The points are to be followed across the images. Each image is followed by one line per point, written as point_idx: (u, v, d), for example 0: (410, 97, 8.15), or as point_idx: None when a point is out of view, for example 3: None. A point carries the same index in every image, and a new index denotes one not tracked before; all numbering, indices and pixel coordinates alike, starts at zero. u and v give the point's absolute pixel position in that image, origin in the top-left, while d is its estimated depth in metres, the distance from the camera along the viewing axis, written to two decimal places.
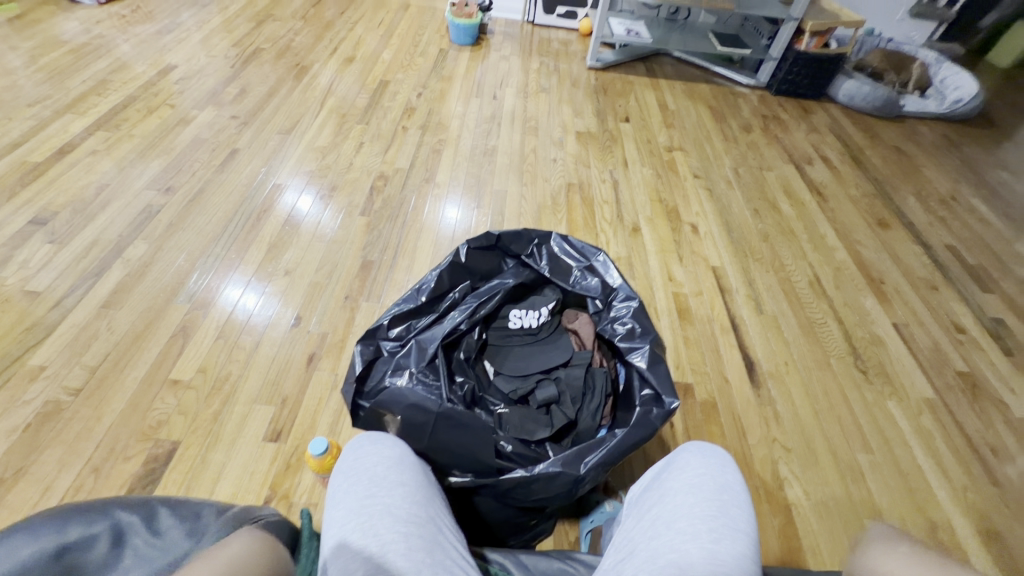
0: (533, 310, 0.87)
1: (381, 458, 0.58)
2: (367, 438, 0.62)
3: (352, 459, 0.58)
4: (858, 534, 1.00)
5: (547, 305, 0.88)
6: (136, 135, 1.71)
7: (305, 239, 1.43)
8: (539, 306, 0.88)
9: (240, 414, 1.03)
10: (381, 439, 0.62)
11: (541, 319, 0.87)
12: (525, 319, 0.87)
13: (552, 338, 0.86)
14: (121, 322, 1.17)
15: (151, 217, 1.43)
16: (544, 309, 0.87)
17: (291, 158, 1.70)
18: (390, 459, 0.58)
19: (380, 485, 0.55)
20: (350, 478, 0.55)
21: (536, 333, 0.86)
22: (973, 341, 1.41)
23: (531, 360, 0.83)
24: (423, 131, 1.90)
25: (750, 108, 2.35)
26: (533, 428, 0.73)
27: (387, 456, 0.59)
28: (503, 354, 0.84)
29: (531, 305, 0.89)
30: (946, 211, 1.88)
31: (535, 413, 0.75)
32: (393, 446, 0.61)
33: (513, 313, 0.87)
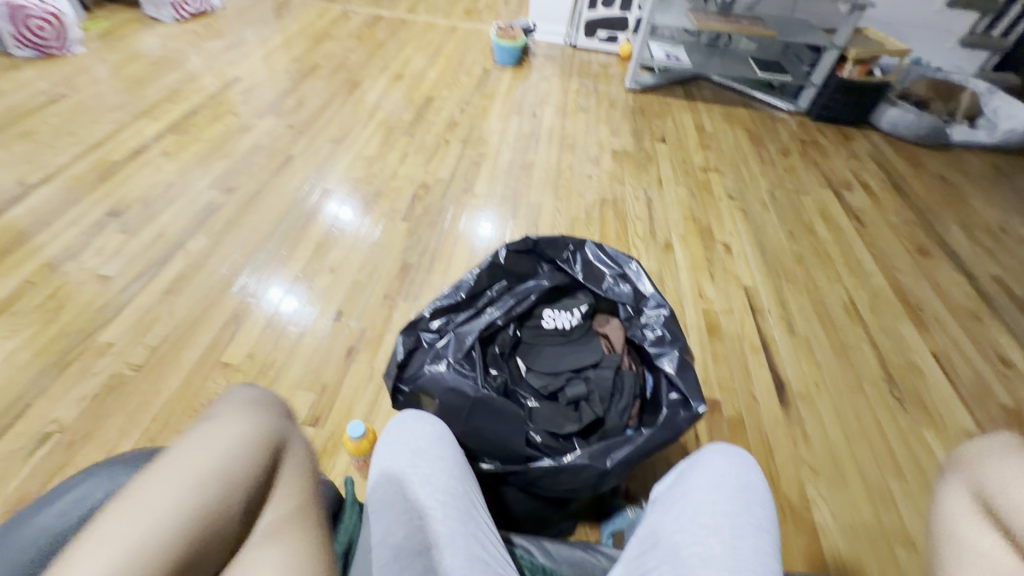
0: (566, 311, 0.91)
1: (422, 435, 0.64)
2: (410, 414, 0.67)
3: (397, 432, 0.64)
4: (889, 562, 0.97)
5: (579, 308, 0.91)
6: (202, 140, 1.85)
7: (349, 240, 1.52)
8: (572, 308, 0.92)
9: (282, 398, 1.10)
10: (422, 416, 0.67)
11: (573, 321, 0.90)
12: (558, 320, 0.90)
13: (583, 339, 0.89)
14: (181, 307, 1.26)
15: (212, 213, 1.55)
16: (576, 312, 0.91)
17: (340, 166, 1.81)
18: (431, 436, 0.64)
19: (421, 458, 0.61)
20: (395, 450, 0.61)
21: (568, 334, 0.89)
22: (1020, 375, 1.36)
23: (563, 359, 0.86)
24: (464, 145, 1.98)
25: (789, 133, 2.35)
26: (562, 422, 0.76)
27: (428, 433, 0.64)
28: (536, 352, 0.87)
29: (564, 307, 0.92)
30: (995, 242, 1.82)
31: (564, 410, 0.79)
32: (432, 424, 0.67)
33: (547, 313, 0.90)
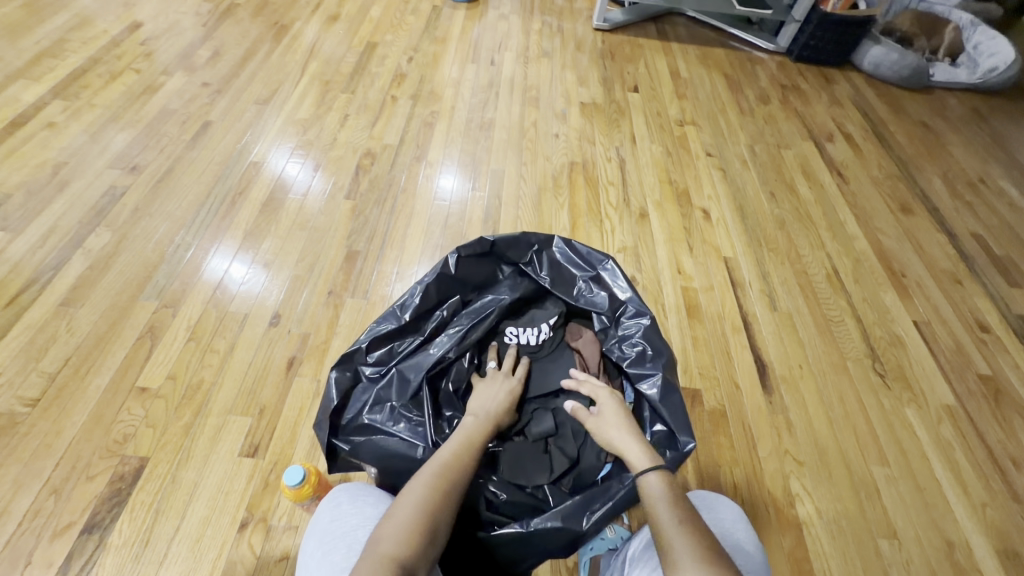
0: (533, 327, 0.78)
1: (362, 519, 0.54)
2: (348, 492, 0.58)
3: (330, 520, 0.55)
4: (871, 555, 0.96)
5: (547, 321, 0.79)
6: (98, 105, 1.55)
7: (284, 226, 1.31)
8: (539, 322, 0.79)
9: (214, 426, 0.96)
10: (362, 495, 0.58)
11: (540, 338, 0.78)
12: (523, 337, 0.78)
13: (552, 360, 0.77)
14: (84, 321, 1.07)
15: (115, 200, 1.31)
16: (545, 325, 0.78)
17: (269, 132, 1.56)
18: (372, 519, 0.55)
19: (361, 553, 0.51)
20: (330, 542, 0.52)
21: (536, 352, 0.77)
22: (997, 340, 1.34)
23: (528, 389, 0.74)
24: (414, 101, 1.74)
25: (768, 76, 2.18)
26: (530, 470, 0.67)
27: (368, 516, 0.55)
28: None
29: (529, 321, 0.80)
30: (973, 194, 1.77)
31: (533, 452, 0.69)
32: (376, 502, 0.57)
33: (509, 331, 0.78)
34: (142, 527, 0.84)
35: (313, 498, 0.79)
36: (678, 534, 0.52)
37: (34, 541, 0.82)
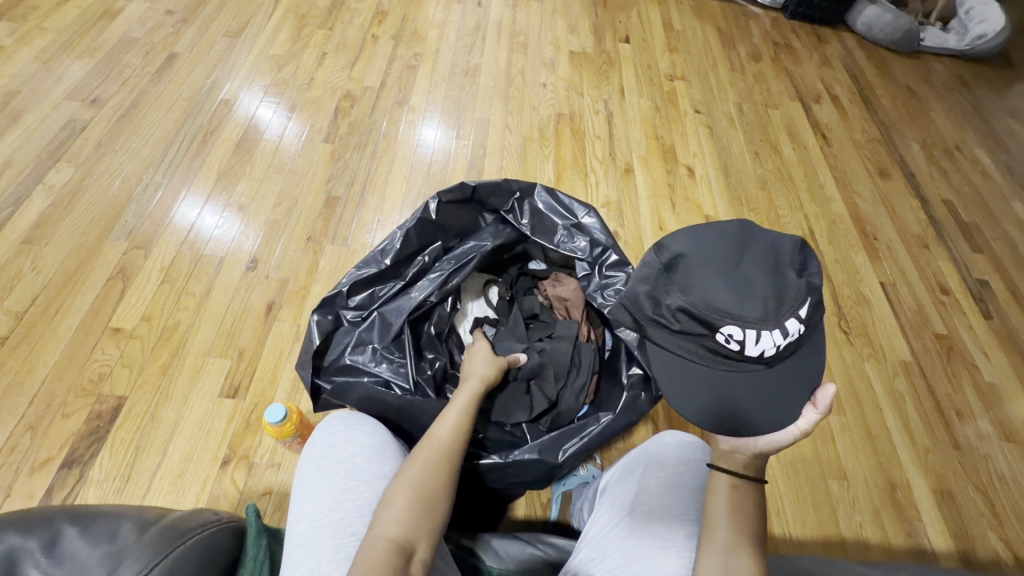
0: (769, 331, 0.55)
1: (358, 447, 0.57)
2: (343, 422, 0.60)
3: (327, 447, 0.57)
4: (821, 494, 1.04)
5: (796, 318, 0.56)
6: (50, 29, 1.43)
7: (260, 168, 1.27)
8: (780, 322, 0.55)
9: (192, 367, 0.95)
10: (358, 424, 0.60)
11: (766, 352, 0.55)
12: (748, 346, 0.55)
13: (773, 376, 0.57)
14: (50, 260, 1.03)
15: (76, 134, 1.24)
16: (788, 327, 0.55)
17: (242, 68, 1.47)
18: (368, 448, 0.57)
19: (357, 478, 0.54)
20: (326, 466, 0.55)
21: (768, 362, 0.56)
22: (956, 303, 1.40)
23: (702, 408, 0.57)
24: (396, 42, 1.66)
25: (761, 32, 2.13)
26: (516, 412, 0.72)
27: (365, 445, 0.58)
28: (662, 366, 0.59)
29: (767, 311, 0.55)
30: (949, 161, 1.80)
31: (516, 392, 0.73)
32: (372, 432, 0.60)
33: (731, 334, 0.55)
34: (123, 463, 0.85)
35: (295, 436, 0.81)
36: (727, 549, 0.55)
37: (12, 476, 0.82)
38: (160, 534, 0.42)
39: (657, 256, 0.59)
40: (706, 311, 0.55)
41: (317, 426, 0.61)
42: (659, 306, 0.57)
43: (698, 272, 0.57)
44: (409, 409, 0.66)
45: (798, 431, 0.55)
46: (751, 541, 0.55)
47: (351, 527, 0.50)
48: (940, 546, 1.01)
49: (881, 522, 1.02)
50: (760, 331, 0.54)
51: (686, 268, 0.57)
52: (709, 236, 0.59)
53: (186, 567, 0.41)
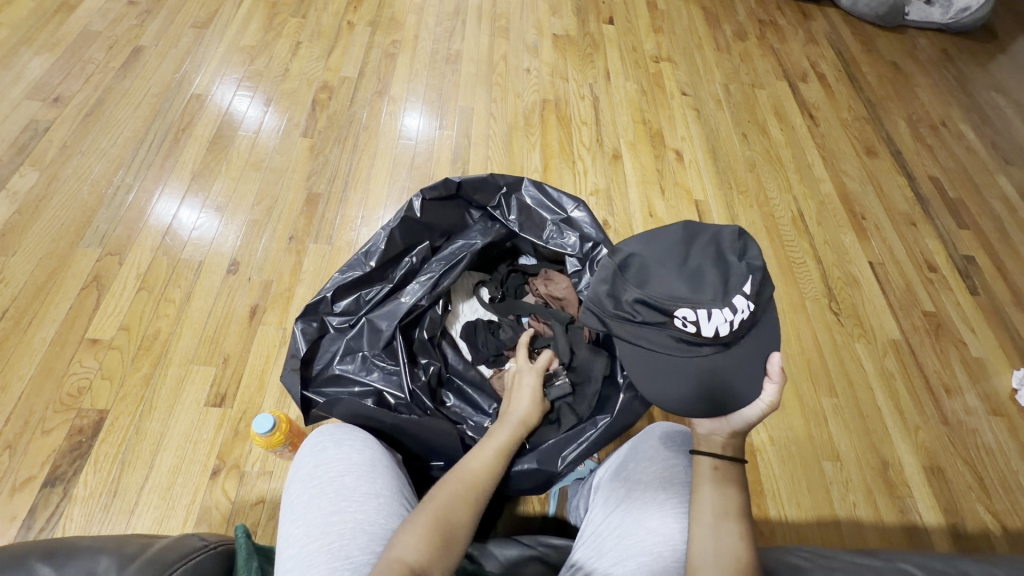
0: (720, 310, 0.58)
1: (347, 465, 0.56)
2: (331, 437, 0.59)
3: (315, 466, 0.55)
4: (815, 475, 1.04)
5: (743, 297, 0.59)
6: (4, 24, 1.36)
7: (236, 166, 1.22)
8: (728, 299, 0.58)
9: (176, 376, 0.93)
10: (347, 439, 0.59)
11: (721, 331, 0.58)
12: (704, 327, 0.58)
13: (732, 357, 0.59)
14: (20, 270, 0.99)
15: (39, 136, 1.18)
16: (739, 305, 0.58)
17: (212, 60, 1.41)
18: (358, 465, 0.56)
19: (347, 498, 0.52)
20: (315, 487, 0.53)
21: (727, 342, 0.59)
22: (943, 280, 1.41)
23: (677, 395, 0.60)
24: (373, 29, 1.60)
25: (746, 10, 2.10)
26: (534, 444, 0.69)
27: (354, 462, 0.56)
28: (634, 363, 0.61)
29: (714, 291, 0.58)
30: (935, 137, 1.80)
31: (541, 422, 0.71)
32: (361, 447, 0.58)
33: (686, 318, 0.58)
34: (108, 478, 0.83)
35: (286, 445, 0.79)
36: (714, 530, 0.54)
37: None
38: (141, 570, 0.40)
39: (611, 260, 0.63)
40: (660, 298, 0.59)
41: (305, 443, 0.60)
42: (619, 302, 0.60)
43: (648, 267, 0.61)
44: (402, 425, 0.63)
45: (766, 404, 0.58)
46: (739, 522, 0.55)
47: (343, 550, 0.48)
48: (931, 521, 1.03)
49: (874, 501, 1.04)
50: (711, 310, 0.58)
51: (636, 266, 0.62)
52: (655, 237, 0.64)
53: None
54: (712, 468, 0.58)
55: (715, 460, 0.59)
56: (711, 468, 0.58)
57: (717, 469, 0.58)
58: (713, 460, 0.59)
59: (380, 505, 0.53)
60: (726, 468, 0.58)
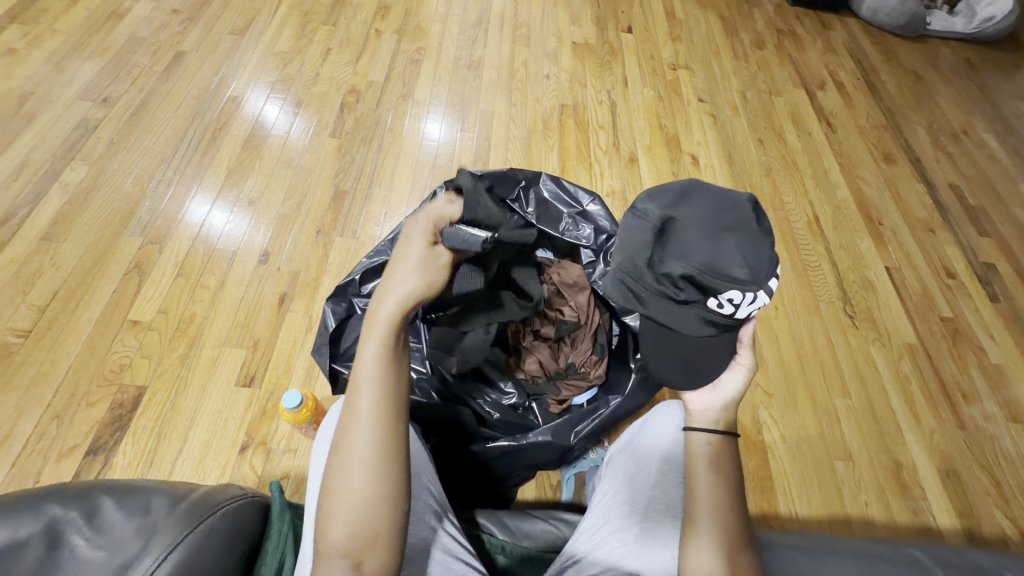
0: (756, 296, 0.59)
1: None
2: None
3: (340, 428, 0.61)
4: (827, 473, 1.05)
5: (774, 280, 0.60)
6: (60, 31, 1.46)
7: (268, 163, 1.29)
8: (767, 283, 0.59)
9: (209, 358, 0.98)
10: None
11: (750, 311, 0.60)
12: (738, 310, 0.60)
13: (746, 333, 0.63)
14: (69, 256, 1.06)
15: (88, 133, 1.26)
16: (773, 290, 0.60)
17: (248, 65, 1.49)
18: None
19: None
20: None
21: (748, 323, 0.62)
22: (961, 286, 1.40)
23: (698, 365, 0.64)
24: (400, 36, 1.67)
25: (765, 19, 2.12)
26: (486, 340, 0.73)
27: None
28: (659, 338, 0.64)
29: (756, 272, 0.58)
30: (956, 145, 1.79)
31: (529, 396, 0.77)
32: None
33: (726, 299, 0.58)
34: (146, 449, 0.88)
35: (311, 422, 0.84)
36: (709, 503, 0.57)
37: (41, 462, 0.85)
38: (191, 508, 0.42)
39: (651, 223, 0.60)
40: (706, 276, 0.58)
41: (329, 413, 0.64)
42: (659, 276, 0.60)
43: (690, 236, 0.59)
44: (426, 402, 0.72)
45: (744, 367, 0.63)
46: (733, 495, 0.58)
47: None
48: (945, 524, 1.03)
49: (886, 501, 1.04)
50: (754, 295, 0.59)
51: (675, 235, 0.60)
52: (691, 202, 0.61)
53: (215, 540, 0.42)
54: (709, 445, 0.61)
55: (712, 436, 0.61)
56: (706, 444, 0.61)
57: (712, 445, 0.61)
58: (709, 436, 0.61)
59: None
60: (721, 444, 0.61)
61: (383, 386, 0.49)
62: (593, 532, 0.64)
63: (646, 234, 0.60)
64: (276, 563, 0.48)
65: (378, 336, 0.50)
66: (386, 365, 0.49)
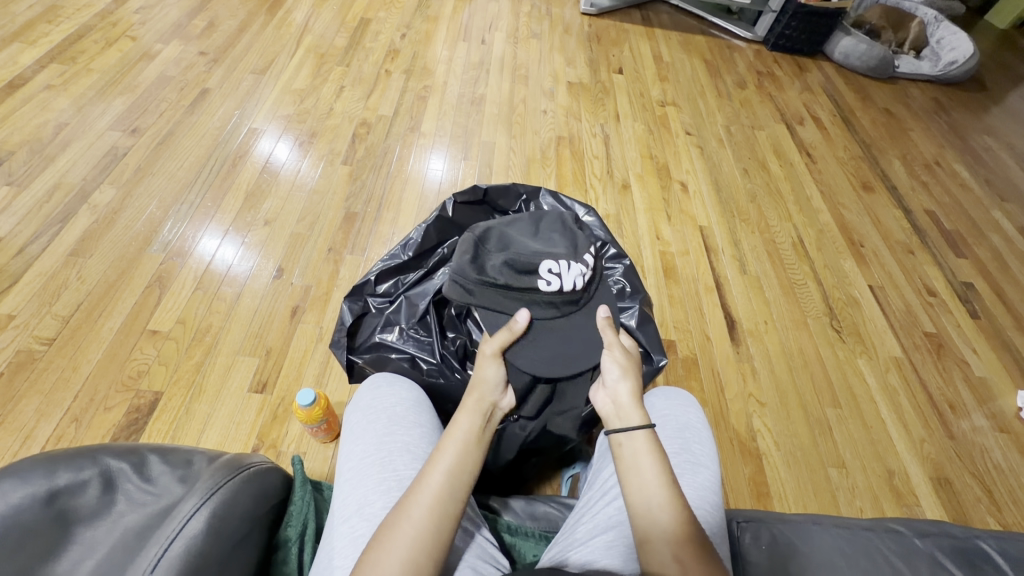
0: (570, 271, 0.71)
1: (399, 401, 0.68)
2: (385, 380, 0.71)
3: (372, 399, 0.68)
4: (821, 480, 1.07)
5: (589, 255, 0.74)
6: (95, 70, 1.58)
7: (284, 189, 1.37)
8: (582, 258, 0.73)
9: (223, 365, 1.02)
10: (397, 381, 0.71)
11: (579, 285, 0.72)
12: (567, 281, 0.71)
13: (576, 315, 0.72)
14: (94, 270, 1.12)
15: (117, 160, 1.35)
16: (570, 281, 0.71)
17: (266, 101, 1.60)
18: (405, 401, 0.68)
19: (398, 424, 0.65)
20: (372, 415, 0.66)
21: (572, 295, 0.72)
22: (942, 304, 1.47)
23: (588, 343, 0.72)
24: (407, 76, 1.80)
25: (746, 62, 2.29)
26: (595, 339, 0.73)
27: (403, 398, 0.69)
28: (547, 343, 0.70)
29: (572, 251, 0.73)
30: (929, 175, 1.91)
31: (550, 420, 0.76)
32: (409, 389, 0.71)
33: (560, 268, 0.70)
34: None
35: (322, 420, 0.89)
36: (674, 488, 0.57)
37: None
38: (227, 463, 0.48)
39: (525, 227, 0.75)
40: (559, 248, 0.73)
41: (364, 382, 0.73)
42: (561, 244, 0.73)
43: (509, 237, 0.72)
44: (433, 386, 0.78)
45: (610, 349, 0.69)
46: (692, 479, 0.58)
47: (390, 469, 0.59)
48: None
49: (880, 506, 1.06)
50: (569, 266, 0.71)
51: (494, 237, 0.72)
52: (520, 215, 0.77)
53: (249, 493, 0.47)
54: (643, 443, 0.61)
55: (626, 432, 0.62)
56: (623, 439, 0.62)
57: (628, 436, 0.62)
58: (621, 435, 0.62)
59: (419, 437, 0.64)
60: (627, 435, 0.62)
61: (463, 462, 0.56)
62: (587, 510, 0.66)
63: (526, 225, 0.75)
64: (298, 526, 0.55)
65: (475, 419, 0.60)
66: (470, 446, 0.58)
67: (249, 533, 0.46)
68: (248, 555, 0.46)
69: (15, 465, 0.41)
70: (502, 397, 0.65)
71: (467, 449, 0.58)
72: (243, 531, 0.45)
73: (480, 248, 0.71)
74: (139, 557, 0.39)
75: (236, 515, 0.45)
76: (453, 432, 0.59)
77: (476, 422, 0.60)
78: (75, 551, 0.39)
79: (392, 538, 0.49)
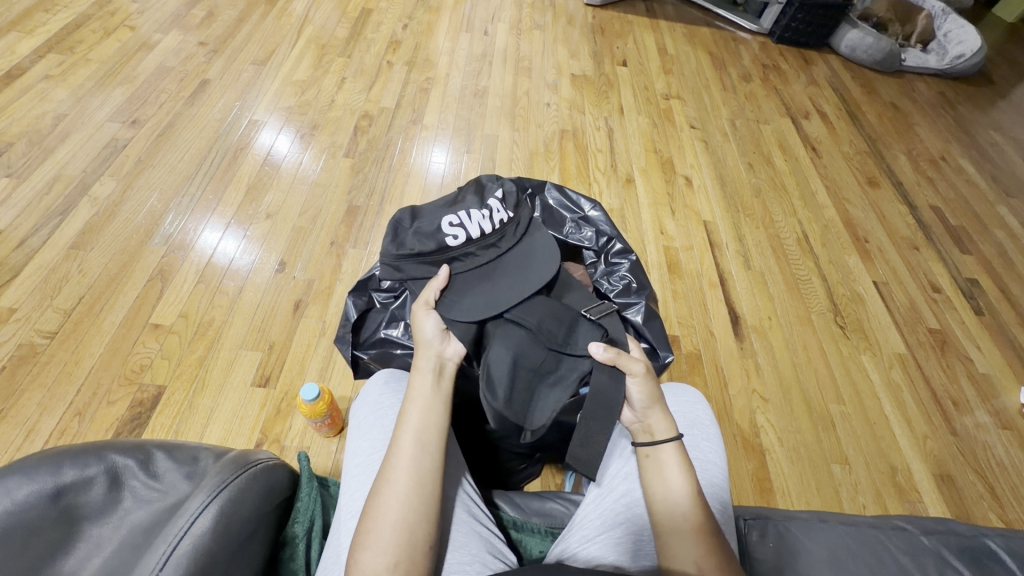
0: (478, 216, 0.72)
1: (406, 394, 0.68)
2: (393, 375, 0.71)
3: (380, 393, 0.68)
4: (824, 476, 1.08)
5: (495, 194, 0.76)
6: (93, 60, 1.56)
7: (285, 182, 1.35)
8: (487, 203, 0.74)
9: (226, 359, 1.02)
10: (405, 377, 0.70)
11: (495, 224, 0.73)
12: (474, 226, 0.71)
13: (503, 257, 0.72)
14: (94, 264, 1.11)
15: (117, 153, 1.33)
16: (485, 225, 0.72)
17: (267, 94, 1.58)
18: None
19: None
20: (381, 410, 0.65)
21: (490, 237, 0.72)
22: (947, 300, 1.46)
23: (522, 280, 0.70)
24: (410, 68, 1.78)
25: (751, 55, 2.27)
26: (537, 265, 0.71)
27: None
28: (480, 290, 0.69)
29: (479, 202, 0.75)
30: (935, 170, 1.89)
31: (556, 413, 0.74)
32: None
33: (465, 216, 0.72)
34: None
35: (325, 415, 0.89)
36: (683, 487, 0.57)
37: None
38: (233, 460, 0.47)
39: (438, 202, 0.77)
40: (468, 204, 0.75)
41: (372, 376, 0.72)
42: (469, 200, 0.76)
43: (419, 213, 0.74)
44: None
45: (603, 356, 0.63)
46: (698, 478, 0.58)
47: None
48: None
49: (883, 502, 1.06)
50: (473, 213, 0.72)
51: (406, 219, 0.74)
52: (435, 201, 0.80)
53: (254, 491, 0.46)
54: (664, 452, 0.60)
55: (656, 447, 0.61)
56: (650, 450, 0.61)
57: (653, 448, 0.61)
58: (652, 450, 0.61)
59: None
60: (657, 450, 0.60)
61: (427, 426, 0.57)
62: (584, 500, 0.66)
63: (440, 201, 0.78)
64: (306, 523, 0.55)
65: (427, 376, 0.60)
66: (430, 409, 0.58)
67: (256, 529, 0.46)
68: (254, 552, 0.46)
69: (19, 464, 0.40)
70: (444, 345, 0.63)
71: (428, 410, 0.58)
72: (248, 529, 0.45)
73: (393, 228, 0.73)
74: (146, 554, 0.39)
75: (242, 513, 0.44)
76: (412, 395, 0.59)
77: (433, 384, 0.60)
78: (82, 549, 0.39)
79: (376, 515, 0.51)
